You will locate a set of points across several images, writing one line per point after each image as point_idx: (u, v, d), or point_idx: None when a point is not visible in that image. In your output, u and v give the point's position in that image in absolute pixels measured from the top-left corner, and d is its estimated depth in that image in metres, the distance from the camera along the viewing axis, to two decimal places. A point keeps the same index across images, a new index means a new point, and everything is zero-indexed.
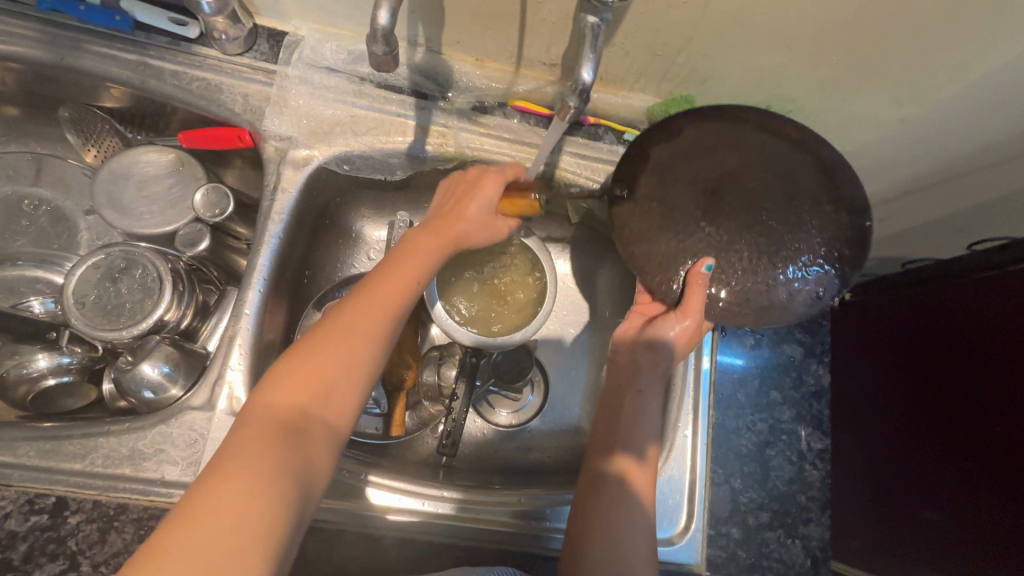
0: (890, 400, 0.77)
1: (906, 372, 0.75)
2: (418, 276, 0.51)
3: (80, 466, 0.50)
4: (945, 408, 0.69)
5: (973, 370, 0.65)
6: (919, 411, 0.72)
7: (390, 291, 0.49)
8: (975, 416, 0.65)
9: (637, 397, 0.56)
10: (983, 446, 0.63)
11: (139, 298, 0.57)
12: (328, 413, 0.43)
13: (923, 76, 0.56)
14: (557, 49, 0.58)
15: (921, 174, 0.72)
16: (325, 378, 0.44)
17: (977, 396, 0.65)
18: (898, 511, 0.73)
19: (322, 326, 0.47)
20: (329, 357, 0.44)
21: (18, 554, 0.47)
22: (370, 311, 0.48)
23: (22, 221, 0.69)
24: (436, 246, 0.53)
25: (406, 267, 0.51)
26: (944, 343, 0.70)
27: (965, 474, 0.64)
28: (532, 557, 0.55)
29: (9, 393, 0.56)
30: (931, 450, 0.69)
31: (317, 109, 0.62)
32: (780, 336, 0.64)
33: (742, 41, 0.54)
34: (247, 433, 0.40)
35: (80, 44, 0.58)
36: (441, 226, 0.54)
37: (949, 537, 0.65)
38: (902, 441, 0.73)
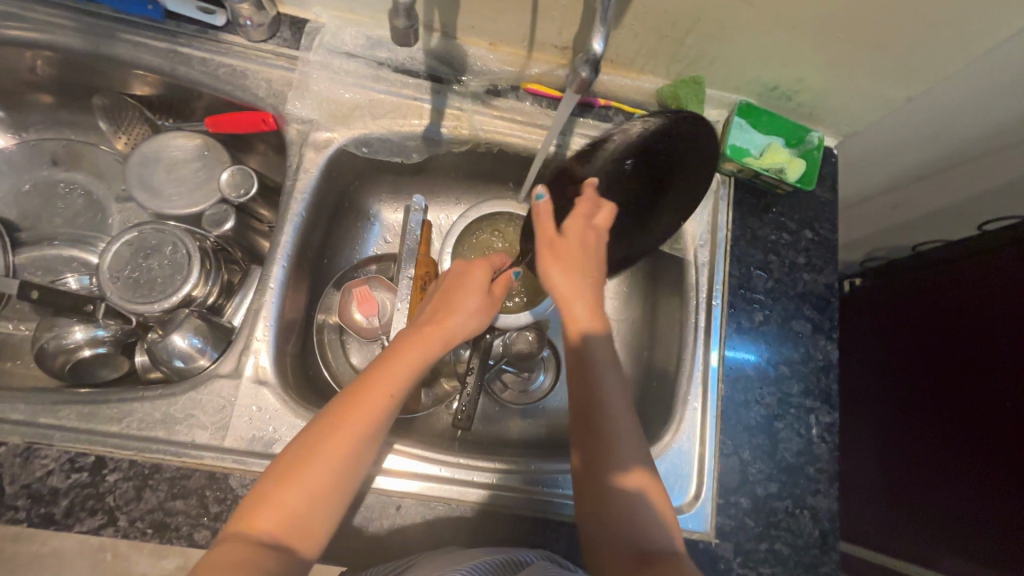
0: (905, 377, 0.78)
1: (917, 351, 0.76)
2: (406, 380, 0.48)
3: (116, 429, 0.53)
4: (957, 386, 0.69)
5: (986, 348, 0.66)
6: (931, 389, 0.73)
7: (379, 399, 0.47)
8: (983, 391, 0.66)
9: (607, 399, 0.52)
10: (996, 421, 0.64)
11: (169, 274, 0.60)
12: (309, 533, 0.42)
13: (930, 53, 0.57)
14: (568, 31, 0.60)
15: (930, 155, 0.72)
16: (304, 505, 0.42)
17: (986, 372, 0.66)
18: (912, 485, 0.75)
19: (310, 432, 0.45)
20: (309, 483, 0.42)
21: (60, 508, 0.50)
22: (353, 430, 0.45)
23: (58, 204, 0.73)
24: (426, 345, 0.50)
25: (388, 374, 0.48)
26: (954, 321, 0.71)
27: (980, 447, 0.65)
28: (544, 522, 0.57)
29: (48, 361, 0.60)
30: (941, 426, 0.71)
31: (337, 94, 0.64)
32: (789, 312, 0.65)
33: (749, 20, 0.56)
34: (229, 547, 0.39)
35: (114, 33, 0.61)
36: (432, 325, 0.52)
37: (967, 509, 0.67)
38: (919, 418, 0.75)
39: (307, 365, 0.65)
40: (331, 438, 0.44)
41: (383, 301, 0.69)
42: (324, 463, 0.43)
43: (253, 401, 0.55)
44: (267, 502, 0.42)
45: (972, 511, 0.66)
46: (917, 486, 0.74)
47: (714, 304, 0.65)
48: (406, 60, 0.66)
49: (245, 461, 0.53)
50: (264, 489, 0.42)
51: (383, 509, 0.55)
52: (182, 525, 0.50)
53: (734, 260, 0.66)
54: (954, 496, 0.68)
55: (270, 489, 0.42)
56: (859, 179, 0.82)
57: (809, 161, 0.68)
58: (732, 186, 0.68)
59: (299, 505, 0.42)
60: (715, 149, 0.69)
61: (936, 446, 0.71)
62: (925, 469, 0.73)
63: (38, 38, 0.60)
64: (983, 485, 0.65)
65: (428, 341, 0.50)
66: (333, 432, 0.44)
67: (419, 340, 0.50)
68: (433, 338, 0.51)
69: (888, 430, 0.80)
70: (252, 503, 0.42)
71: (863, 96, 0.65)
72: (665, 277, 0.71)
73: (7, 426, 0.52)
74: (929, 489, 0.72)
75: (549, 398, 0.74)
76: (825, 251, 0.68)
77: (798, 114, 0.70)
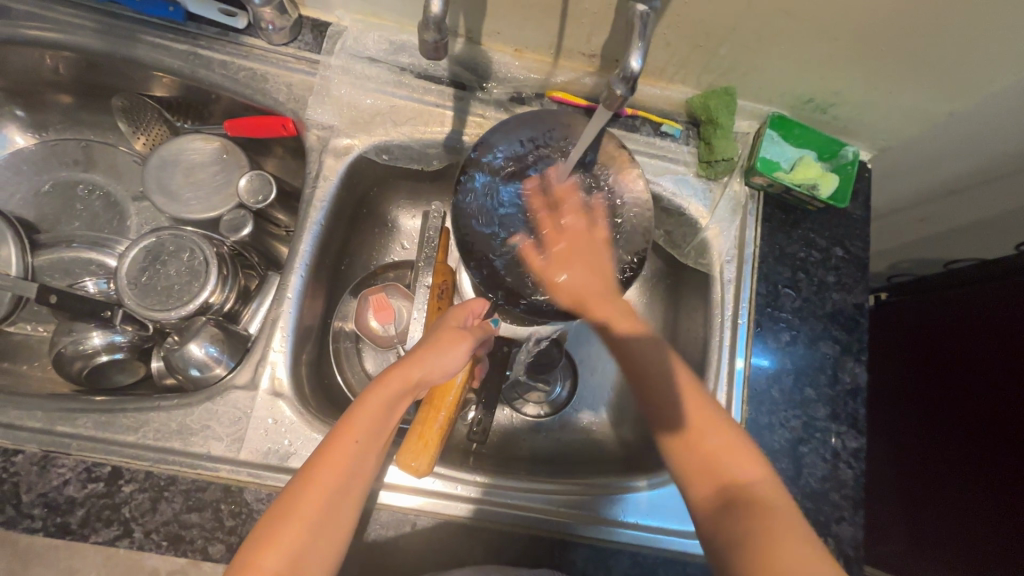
0: (922, 398, 0.76)
1: (935, 370, 0.74)
2: (377, 429, 0.45)
3: (132, 439, 0.52)
4: (980, 409, 0.67)
5: (1010, 370, 0.64)
6: (948, 410, 0.71)
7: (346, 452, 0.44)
8: (1006, 415, 0.64)
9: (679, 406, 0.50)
10: (1019, 449, 0.62)
11: (187, 280, 0.59)
12: None
13: (978, 68, 0.54)
14: (597, 39, 0.58)
15: (968, 172, 0.70)
16: (288, 560, 0.40)
17: (1009, 395, 0.64)
18: (928, 511, 0.72)
19: (287, 493, 0.43)
20: (287, 539, 0.40)
21: (76, 518, 0.49)
22: (323, 484, 0.42)
23: (77, 205, 0.73)
24: (398, 392, 0.46)
25: (359, 423, 0.44)
26: (976, 342, 0.69)
27: (1001, 472, 0.63)
28: (560, 543, 0.56)
29: (67, 367, 0.60)
30: (960, 449, 0.69)
31: (359, 99, 0.63)
32: (816, 334, 0.63)
33: (787, 31, 0.54)
34: None
35: (135, 34, 0.61)
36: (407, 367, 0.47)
37: (981, 537, 0.65)
38: (934, 440, 0.72)
39: (323, 374, 0.65)
40: (301, 496, 0.42)
41: (399, 309, 0.67)
42: (299, 520, 0.41)
43: (269, 413, 0.55)
44: (254, 561, 0.40)
45: (986, 539, 0.64)
46: (931, 510, 0.72)
47: (740, 322, 0.63)
48: (429, 65, 0.64)
49: (260, 475, 0.52)
50: (247, 552, 0.40)
51: (397, 526, 0.54)
52: (196, 538, 0.50)
53: (761, 278, 0.64)
54: (969, 522, 0.66)
55: (257, 549, 0.40)
56: (891, 193, 0.79)
57: (841, 177, 0.65)
58: (760, 201, 0.66)
59: (280, 566, 0.40)
60: (745, 162, 0.66)
61: (953, 468, 0.69)
62: (941, 493, 0.71)
63: (58, 39, 0.60)
64: (1002, 510, 0.63)
65: (390, 382, 0.46)
66: (305, 490, 0.42)
67: (391, 383, 0.46)
68: (397, 378, 0.46)
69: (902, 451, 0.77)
70: (237, 566, 0.40)
71: (903, 110, 0.62)
72: (690, 292, 0.70)
73: (24, 433, 0.51)
74: (944, 515, 0.70)
75: (565, 411, 0.72)
76: (855, 270, 0.65)
77: (832, 127, 0.67)
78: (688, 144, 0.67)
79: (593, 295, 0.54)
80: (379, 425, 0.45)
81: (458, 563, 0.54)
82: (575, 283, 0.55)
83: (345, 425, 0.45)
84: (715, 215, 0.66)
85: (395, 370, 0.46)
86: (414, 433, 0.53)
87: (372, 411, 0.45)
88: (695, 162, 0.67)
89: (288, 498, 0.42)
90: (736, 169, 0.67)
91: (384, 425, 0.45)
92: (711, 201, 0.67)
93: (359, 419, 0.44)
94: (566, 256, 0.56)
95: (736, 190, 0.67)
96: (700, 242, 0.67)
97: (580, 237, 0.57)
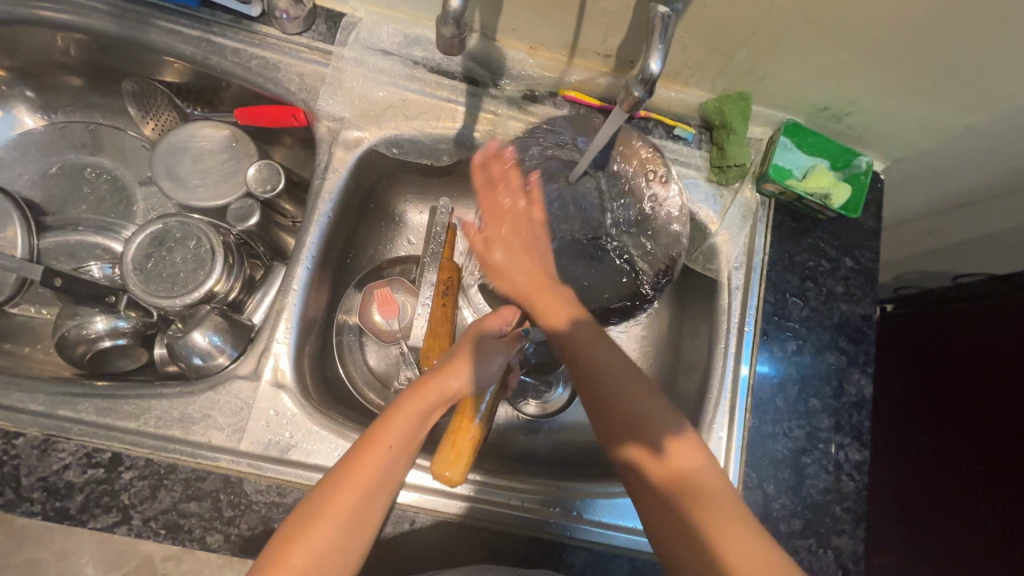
0: (914, 410, 0.76)
1: (930, 383, 0.75)
2: (413, 437, 0.46)
3: (134, 425, 0.52)
4: (983, 428, 0.67)
5: (1005, 385, 0.65)
6: (942, 422, 0.72)
7: (379, 458, 0.44)
8: (1000, 429, 0.65)
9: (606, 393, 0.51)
10: (1008, 463, 0.63)
11: (192, 268, 0.59)
12: None
13: (1001, 81, 0.53)
14: (614, 39, 0.58)
15: (980, 186, 0.69)
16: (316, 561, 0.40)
17: (1003, 411, 0.65)
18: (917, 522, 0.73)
19: (318, 491, 0.43)
20: (319, 541, 0.40)
21: (75, 504, 0.49)
22: (365, 476, 0.43)
23: (84, 188, 0.72)
24: (431, 403, 0.47)
25: (398, 430, 0.45)
26: (971, 356, 0.69)
27: (992, 486, 0.65)
28: (559, 546, 0.55)
29: (69, 351, 0.60)
30: (952, 462, 0.70)
31: (371, 92, 0.62)
32: (822, 344, 0.63)
33: (807, 37, 0.53)
34: None
35: (149, 18, 0.60)
36: (438, 378, 0.49)
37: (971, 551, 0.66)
38: (927, 453, 0.73)
39: (325, 367, 0.64)
40: (341, 487, 0.42)
41: (403, 305, 0.68)
42: (340, 509, 0.41)
43: (271, 405, 0.55)
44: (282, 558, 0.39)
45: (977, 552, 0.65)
46: (921, 522, 0.73)
47: (746, 329, 0.63)
48: (443, 59, 0.64)
49: (261, 467, 0.52)
50: (279, 543, 0.40)
51: (396, 522, 0.54)
52: (195, 527, 0.50)
53: (769, 286, 0.64)
54: (960, 534, 0.68)
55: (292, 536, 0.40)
56: (901, 205, 0.79)
57: (854, 186, 0.65)
58: (772, 208, 0.66)
59: (308, 562, 0.40)
60: (758, 168, 0.66)
61: (944, 480, 0.70)
62: (933, 504, 0.71)
63: (69, 20, 0.59)
64: (995, 525, 0.64)
65: (429, 390, 0.47)
66: (345, 482, 0.42)
67: (424, 394, 0.47)
68: (435, 388, 0.48)
69: (895, 462, 0.78)
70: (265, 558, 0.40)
71: (921, 120, 0.61)
72: (698, 296, 0.70)
73: (26, 416, 0.51)
74: (933, 525, 0.71)
75: (566, 411, 0.72)
76: (864, 281, 0.65)
77: (847, 136, 0.67)
78: (700, 148, 0.66)
79: (537, 282, 0.58)
80: (415, 433, 0.46)
81: (456, 561, 0.54)
82: (508, 264, 0.59)
83: (382, 428, 0.45)
84: (725, 221, 0.66)
85: (431, 381, 0.48)
86: (447, 442, 0.52)
87: (410, 417, 0.46)
88: (707, 167, 0.66)
89: (319, 496, 0.42)
90: (747, 175, 0.66)
91: (419, 431, 0.47)
92: (722, 207, 0.66)
93: (395, 425, 0.45)
94: (508, 246, 0.60)
95: (746, 197, 0.66)
96: (708, 247, 0.67)
97: (515, 223, 0.61)
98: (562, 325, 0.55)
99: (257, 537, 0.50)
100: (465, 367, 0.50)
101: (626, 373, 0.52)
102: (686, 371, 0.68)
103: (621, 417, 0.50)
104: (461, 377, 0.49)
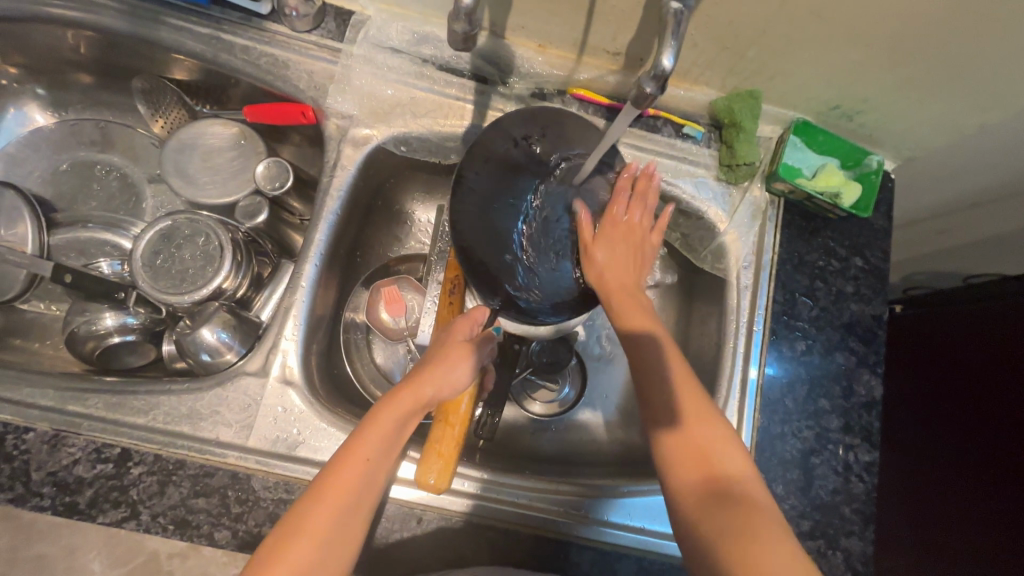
0: (922, 410, 0.76)
1: (938, 382, 0.74)
2: (388, 447, 0.45)
3: (142, 421, 0.52)
4: (994, 427, 0.66)
5: (1016, 387, 0.65)
6: (950, 422, 0.71)
7: (354, 471, 0.43)
8: (1010, 431, 0.64)
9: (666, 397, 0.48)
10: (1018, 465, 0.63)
11: (200, 265, 0.59)
12: None
13: (1015, 80, 0.53)
14: (624, 37, 0.57)
15: (992, 186, 0.68)
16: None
17: (1014, 413, 0.64)
18: (922, 521, 0.73)
19: (297, 509, 0.42)
20: (299, 557, 0.40)
21: (84, 499, 0.49)
22: (331, 504, 0.42)
23: (94, 185, 0.73)
24: (404, 413, 0.46)
25: (372, 442, 0.44)
26: (983, 357, 0.69)
27: (1001, 487, 0.64)
28: (566, 546, 0.55)
29: (79, 347, 0.60)
30: (959, 463, 0.69)
31: (380, 89, 0.62)
32: (832, 344, 0.62)
33: (819, 35, 0.53)
34: None
35: (159, 16, 0.60)
36: (411, 388, 0.47)
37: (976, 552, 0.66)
38: (934, 453, 0.73)
39: (333, 364, 0.64)
40: (310, 517, 0.42)
41: (410, 303, 0.69)
42: (310, 539, 0.41)
43: (278, 401, 0.55)
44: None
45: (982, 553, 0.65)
46: (925, 522, 0.73)
47: (755, 328, 0.62)
48: (452, 57, 0.64)
49: (268, 463, 0.52)
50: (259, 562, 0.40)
51: (402, 520, 0.54)
52: (203, 523, 0.50)
53: (778, 286, 0.63)
54: (966, 534, 0.67)
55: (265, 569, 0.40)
56: (912, 205, 0.78)
57: (865, 185, 0.64)
58: (781, 207, 0.66)
59: None
60: (767, 167, 0.66)
61: (950, 480, 0.70)
62: (938, 504, 0.71)
63: (80, 18, 0.59)
64: (1003, 527, 0.64)
65: (402, 400, 0.46)
66: (322, 499, 0.42)
67: (396, 406, 0.46)
68: (408, 397, 0.47)
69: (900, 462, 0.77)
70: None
71: (933, 119, 0.61)
72: (706, 296, 0.69)
73: (35, 411, 0.52)
74: (939, 525, 0.71)
75: (573, 411, 0.72)
76: (875, 281, 0.64)
77: (857, 135, 0.66)
78: (709, 147, 0.66)
79: (626, 287, 0.54)
80: (390, 443, 0.45)
81: (462, 560, 0.54)
82: (610, 258, 0.54)
83: (357, 442, 0.44)
84: (734, 219, 0.65)
85: (406, 390, 0.47)
86: (435, 450, 0.52)
87: (385, 428, 0.45)
88: (716, 166, 0.66)
89: (297, 513, 0.42)
90: (757, 174, 0.66)
91: (397, 440, 0.46)
92: (731, 205, 0.66)
93: (369, 438, 0.44)
94: (614, 241, 0.55)
95: (756, 196, 0.66)
96: (717, 246, 0.66)
97: (630, 228, 0.56)
98: (640, 330, 0.52)
99: (264, 533, 0.50)
100: (439, 372, 0.48)
101: (679, 377, 0.50)
102: (694, 371, 0.68)
103: (665, 408, 0.48)
104: (434, 383, 0.48)
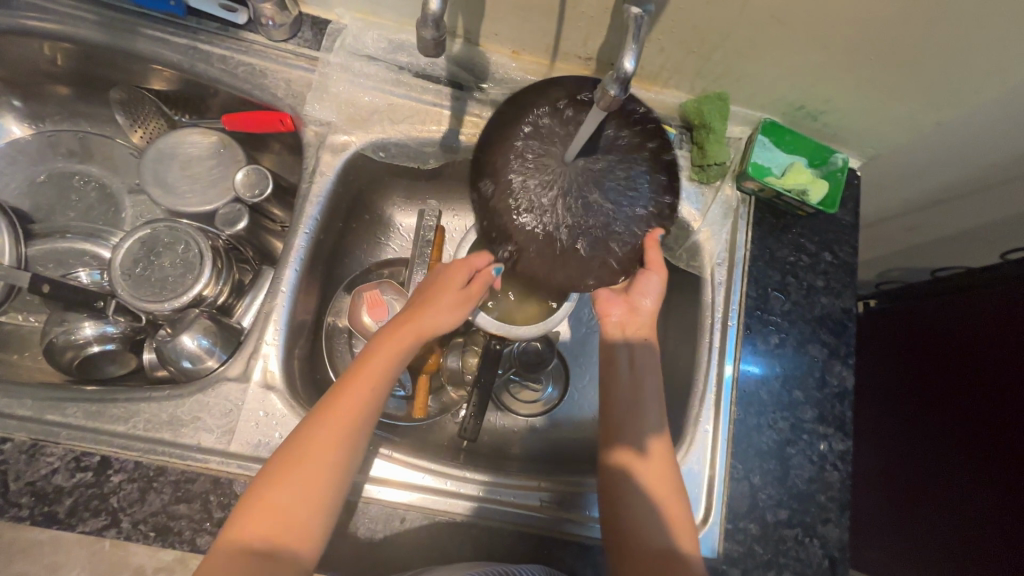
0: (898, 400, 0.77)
1: (914, 374, 0.76)
2: (383, 377, 0.50)
3: (123, 429, 0.52)
4: (982, 415, 0.65)
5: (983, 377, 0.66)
6: (922, 408, 0.73)
7: (353, 396, 0.48)
8: (978, 417, 0.66)
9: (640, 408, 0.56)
10: (987, 452, 0.64)
11: (181, 273, 0.59)
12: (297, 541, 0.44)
13: (965, 78, 0.55)
14: (593, 42, 0.59)
15: (953, 182, 0.71)
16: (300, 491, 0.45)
17: (980, 399, 0.66)
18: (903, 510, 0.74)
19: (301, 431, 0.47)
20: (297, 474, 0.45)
21: (63, 508, 0.49)
22: (335, 424, 0.47)
23: (72, 196, 0.73)
24: (398, 346, 0.52)
25: (371, 367, 0.50)
26: (952, 346, 0.71)
27: (972, 476, 0.65)
28: (552, 542, 0.56)
29: (58, 357, 0.59)
30: (934, 451, 0.71)
31: (357, 97, 0.63)
32: (804, 337, 0.64)
33: (780, 38, 0.55)
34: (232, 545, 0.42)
35: (135, 27, 0.61)
36: (406, 320, 0.53)
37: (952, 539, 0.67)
38: (909, 442, 0.74)
39: (315, 369, 0.65)
40: (314, 433, 0.47)
41: (392, 305, 0.67)
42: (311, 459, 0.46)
43: (260, 406, 0.55)
44: (266, 495, 0.44)
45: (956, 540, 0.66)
46: (904, 510, 0.74)
47: (730, 323, 0.64)
48: (427, 64, 0.65)
49: (250, 467, 0.52)
50: (267, 477, 0.45)
51: (386, 521, 0.54)
52: (184, 529, 0.50)
53: (751, 281, 0.65)
54: (942, 523, 0.68)
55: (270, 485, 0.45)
56: (879, 203, 0.80)
57: (832, 183, 0.66)
58: (752, 205, 0.68)
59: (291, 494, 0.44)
60: (737, 166, 0.68)
61: (926, 467, 0.71)
62: (917, 493, 0.72)
63: (57, 30, 0.60)
64: (975, 516, 0.64)
65: (397, 331, 0.52)
66: (324, 420, 0.47)
67: (390, 338, 0.52)
68: (404, 329, 0.52)
69: (883, 452, 0.79)
70: (253, 493, 0.45)
71: (893, 117, 0.63)
72: (682, 294, 0.71)
73: (13, 421, 0.51)
74: (917, 514, 0.72)
75: (556, 410, 0.73)
76: (844, 274, 0.66)
77: (823, 134, 0.69)
78: (681, 148, 0.68)
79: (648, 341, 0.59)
80: (388, 372, 0.51)
81: (445, 558, 0.54)
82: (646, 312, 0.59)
83: (363, 365, 0.50)
84: (707, 218, 0.67)
85: (403, 323, 0.53)
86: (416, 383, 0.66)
87: (383, 357, 0.51)
88: (688, 167, 0.68)
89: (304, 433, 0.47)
90: (728, 174, 0.68)
91: (393, 368, 0.51)
92: (704, 204, 0.67)
93: (372, 363, 0.50)
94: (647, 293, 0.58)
95: (727, 195, 0.68)
96: (692, 245, 0.68)
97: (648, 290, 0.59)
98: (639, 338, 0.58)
99: None
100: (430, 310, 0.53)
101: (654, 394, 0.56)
102: (673, 367, 0.69)
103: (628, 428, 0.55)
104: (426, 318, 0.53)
